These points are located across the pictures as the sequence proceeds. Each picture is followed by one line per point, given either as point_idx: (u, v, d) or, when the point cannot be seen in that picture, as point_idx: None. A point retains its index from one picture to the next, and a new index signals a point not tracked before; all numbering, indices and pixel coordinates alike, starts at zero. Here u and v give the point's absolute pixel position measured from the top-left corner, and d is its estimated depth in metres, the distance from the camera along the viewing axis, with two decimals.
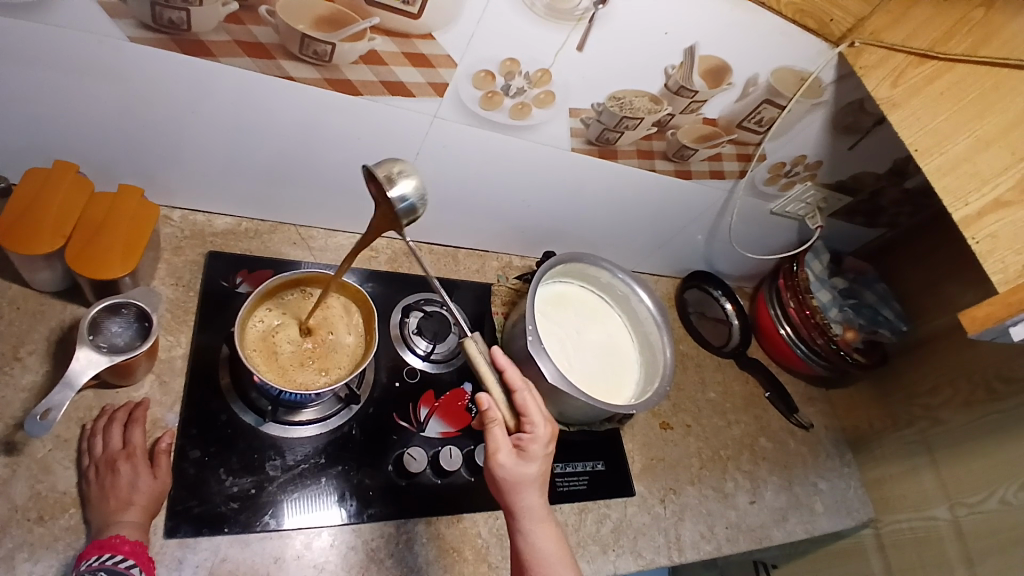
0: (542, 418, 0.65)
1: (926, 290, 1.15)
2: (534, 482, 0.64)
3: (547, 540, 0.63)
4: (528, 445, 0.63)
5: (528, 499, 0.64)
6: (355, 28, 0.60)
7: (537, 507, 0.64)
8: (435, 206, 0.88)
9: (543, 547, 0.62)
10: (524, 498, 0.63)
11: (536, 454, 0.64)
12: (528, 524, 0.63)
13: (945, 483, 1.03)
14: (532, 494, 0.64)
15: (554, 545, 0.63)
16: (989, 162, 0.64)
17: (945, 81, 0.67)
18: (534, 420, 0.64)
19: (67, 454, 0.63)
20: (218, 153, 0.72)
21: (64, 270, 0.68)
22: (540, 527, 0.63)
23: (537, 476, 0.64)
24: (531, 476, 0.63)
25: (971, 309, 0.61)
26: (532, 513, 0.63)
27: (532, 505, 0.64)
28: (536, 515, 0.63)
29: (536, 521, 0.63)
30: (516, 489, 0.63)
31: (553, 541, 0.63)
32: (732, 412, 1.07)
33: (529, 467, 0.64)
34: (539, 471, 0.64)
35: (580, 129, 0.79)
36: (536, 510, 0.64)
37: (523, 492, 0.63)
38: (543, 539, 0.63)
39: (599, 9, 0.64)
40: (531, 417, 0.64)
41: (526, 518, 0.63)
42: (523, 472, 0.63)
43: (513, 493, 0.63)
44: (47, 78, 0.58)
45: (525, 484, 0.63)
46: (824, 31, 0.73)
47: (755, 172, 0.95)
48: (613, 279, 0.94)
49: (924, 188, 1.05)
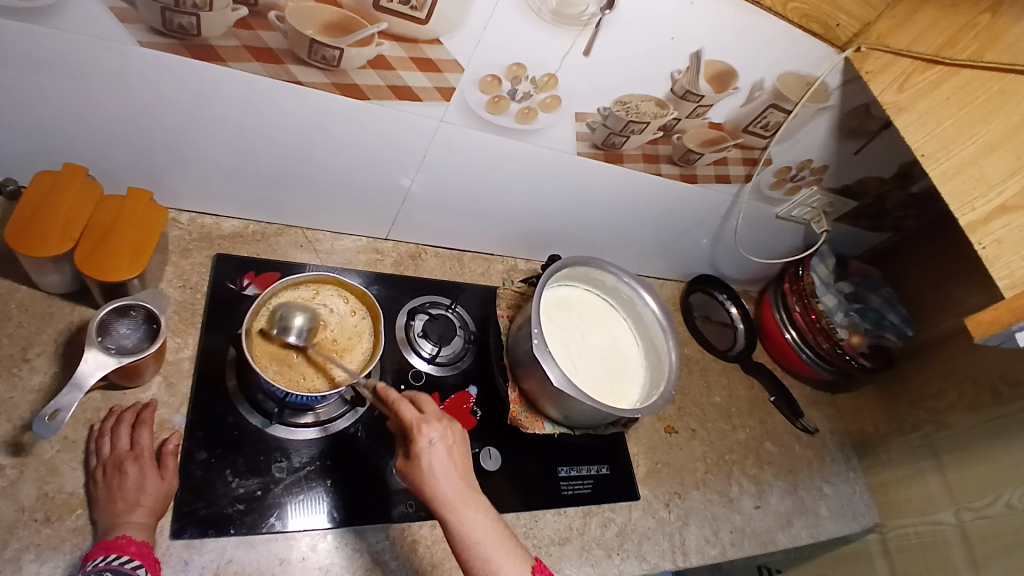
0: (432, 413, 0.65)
1: (933, 294, 1.15)
2: (439, 470, 0.61)
3: (478, 523, 0.60)
4: (424, 434, 0.63)
5: (447, 485, 0.61)
6: (363, 33, 0.61)
7: (460, 490, 0.61)
8: (441, 209, 0.88)
9: (473, 528, 0.59)
10: (443, 483, 0.61)
11: (441, 440, 0.63)
12: (454, 510, 0.60)
13: (950, 488, 1.02)
14: (449, 480, 0.61)
15: (485, 526, 0.60)
16: (995, 167, 0.63)
17: (950, 86, 0.67)
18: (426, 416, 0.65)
19: (75, 455, 0.63)
20: (226, 157, 0.72)
21: (73, 273, 0.68)
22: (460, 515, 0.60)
23: (447, 461, 0.62)
24: (440, 461, 0.62)
25: (976, 314, 0.62)
26: (456, 497, 0.60)
27: (451, 489, 0.61)
28: (457, 498, 0.60)
29: (459, 504, 0.60)
30: (426, 479, 0.61)
31: (483, 520, 0.60)
32: (736, 416, 1.07)
33: (437, 453, 0.62)
34: (451, 455, 0.63)
35: (585, 133, 0.79)
36: (456, 495, 0.60)
37: (440, 477, 0.61)
38: (472, 521, 0.60)
39: (605, 14, 0.64)
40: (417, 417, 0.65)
41: (448, 505, 0.60)
42: (427, 459, 0.62)
43: (428, 483, 0.61)
44: (57, 83, 0.59)
45: (437, 467, 0.61)
46: (830, 36, 0.74)
47: (761, 175, 0.95)
48: (618, 283, 0.94)
49: (930, 192, 1.05)
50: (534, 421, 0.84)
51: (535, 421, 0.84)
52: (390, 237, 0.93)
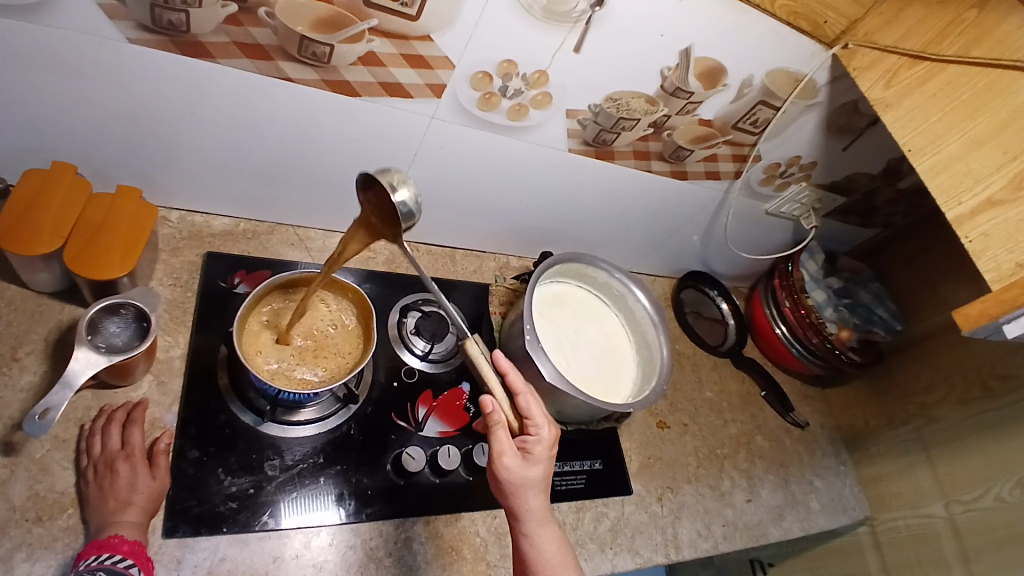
0: (544, 419, 0.66)
1: (920, 289, 1.16)
2: (541, 481, 0.65)
3: (550, 540, 0.63)
4: (537, 448, 0.65)
5: (536, 501, 0.64)
6: (353, 31, 0.60)
7: (543, 509, 0.64)
8: (432, 207, 0.88)
9: (546, 546, 0.63)
10: (530, 500, 0.64)
11: (541, 457, 0.65)
12: (533, 525, 0.63)
13: (940, 481, 1.04)
14: (540, 497, 0.64)
15: (556, 544, 0.64)
16: (982, 162, 0.64)
17: (937, 81, 0.68)
18: (537, 421, 0.66)
19: (66, 454, 0.63)
20: (216, 155, 0.72)
21: (63, 271, 0.68)
22: (547, 528, 0.64)
23: (542, 476, 0.65)
24: (537, 478, 0.64)
25: (964, 308, 0.62)
26: (540, 513, 0.64)
27: (537, 507, 0.64)
28: (540, 515, 0.64)
29: (541, 522, 0.64)
30: (525, 490, 0.63)
31: (555, 539, 0.64)
32: (728, 411, 1.07)
33: (534, 467, 0.64)
34: (543, 474, 0.65)
35: (576, 129, 0.79)
36: (542, 513, 0.64)
37: (530, 492, 0.64)
38: (546, 540, 0.63)
39: (595, 11, 0.64)
40: (535, 421, 0.66)
41: (532, 519, 0.63)
42: (532, 472, 0.64)
43: (524, 493, 0.64)
44: (45, 80, 0.58)
45: (532, 483, 0.64)
46: (818, 33, 0.74)
47: (750, 172, 0.96)
48: (610, 279, 0.94)
49: (917, 188, 1.06)
50: None
51: None
52: None
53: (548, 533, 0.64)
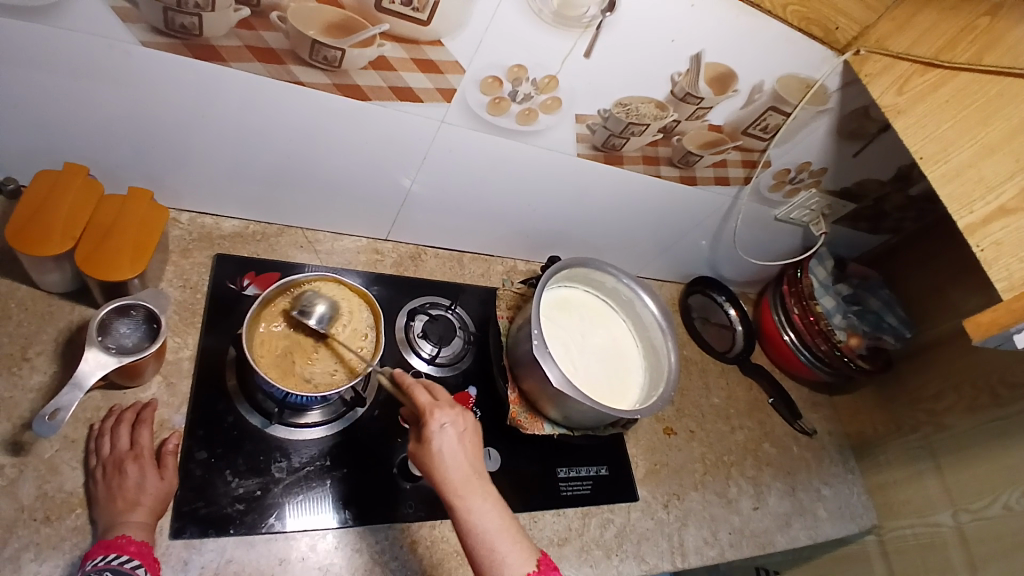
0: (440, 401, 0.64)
1: (930, 296, 1.15)
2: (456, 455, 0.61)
3: (483, 510, 0.59)
4: (435, 418, 0.62)
5: (454, 472, 0.60)
6: (364, 34, 0.61)
7: (465, 478, 0.60)
8: (441, 210, 0.88)
9: (476, 516, 0.58)
10: (445, 472, 0.60)
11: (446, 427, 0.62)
12: (458, 498, 0.59)
13: (949, 490, 1.03)
14: (456, 466, 0.61)
15: (489, 514, 0.59)
16: (993, 170, 0.63)
17: (950, 88, 0.67)
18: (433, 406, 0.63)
19: (75, 455, 0.63)
20: (226, 157, 0.72)
21: (74, 272, 0.68)
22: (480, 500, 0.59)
23: (452, 447, 0.61)
24: (444, 448, 0.61)
25: (975, 316, 0.62)
26: (461, 483, 0.60)
27: (456, 477, 0.60)
28: (463, 486, 0.60)
29: (465, 493, 0.59)
30: (434, 467, 0.60)
31: (487, 509, 0.59)
32: (735, 418, 1.07)
33: (439, 440, 0.61)
34: (452, 444, 0.62)
35: (586, 134, 0.79)
36: (464, 482, 0.60)
37: (442, 464, 0.60)
38: (476, 509, 0.59)
39: (605, 16, 0.64)
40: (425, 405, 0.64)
41: (453, 492, 0.59)
42: (434, 446, 0.61)
43: (436, 469, 0.60)
44: (57, 82, 0.59)
45: (442, 455, 0.61)
46: (829, 39, 0.74)
47: (760, 178, 0.95)
48: (618, 284, 0.94)
49: (928, 195, 1.05)
50: (533, 422, 0.83)
51: (535, 421, 0.84)
52: (390, 238, 0.93)
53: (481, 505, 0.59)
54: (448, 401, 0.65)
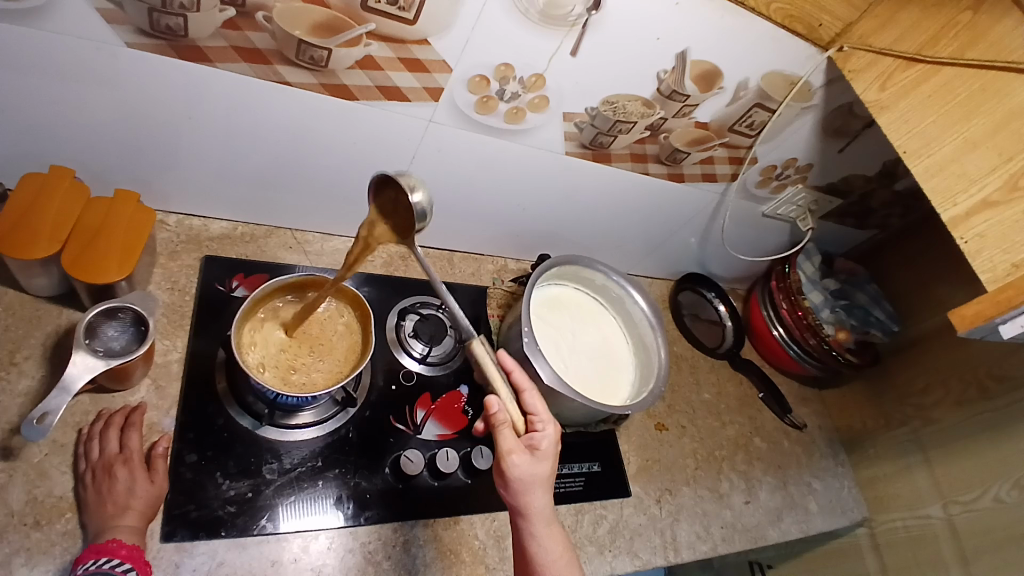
0: (548, 418, 0.67)
1: (916, 291, 1.17)
2: (546, 481, 0.65)
3: (554, 544, 0.64)
4: (540, 443, 0.66)
5: (541, 500, 0.64)
6: (350, 34, 0.61)
7: (548, 509, 0.64)
8: (430, 210, 0.88)
9: (551, 549, 0.63)
10: (534, 499, 0.64)
11: (544, 456, 0.65)
12: (538, 526, 0.64)
13: (938, 482, 1.04)
14: (544, 495, 0.65)
15: (560, 546, 0.64)
16: (976, 163, 0.65)
17: (932, 84, 0.68)
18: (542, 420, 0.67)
19: (64, 459, 0.63)
20: (214, 158, 0.72)
21: (61, 275, 0.68)
22: (554, 534, 0.64)
23: (546, 476, 0.65)
24: (542, 478, 0.65)
25: (960, 308, 0.63)
26: (545, 512, 0.64)
27: (541, 507, 0.64)
28: (545, 516, 0.64)
29: (546, 524, 0.64)
30: (527, 490, 0.64)
31: (559, 541, 0.64)
32: (726, 413, 1.08)
33: (541, 467, 0.65)
34: (547, 474, 0.65)
35: (574, 132, 0.79)
36: (546, 510, 0.64)
37: (530, 492, 0.64)
38: (550, 543, 0.63)
39: (591, 15, 0.64)
40: (539, 421, 0.67)
41: (537, 518, 0.64)
42: (537, 472, 0.64)
43: (528, 492, 0.64)
44: (42, 85, 0.58)
45: (536, 484, 0.64)
46: (814, 36, 0.75)
47: (747, 174, 0.96)
48: (608, 281, 0.94)
49: (913, 190, 1.06)
50: None
51: None
52: (380, 238, 0.93)
53: (554, 539, 0.64)
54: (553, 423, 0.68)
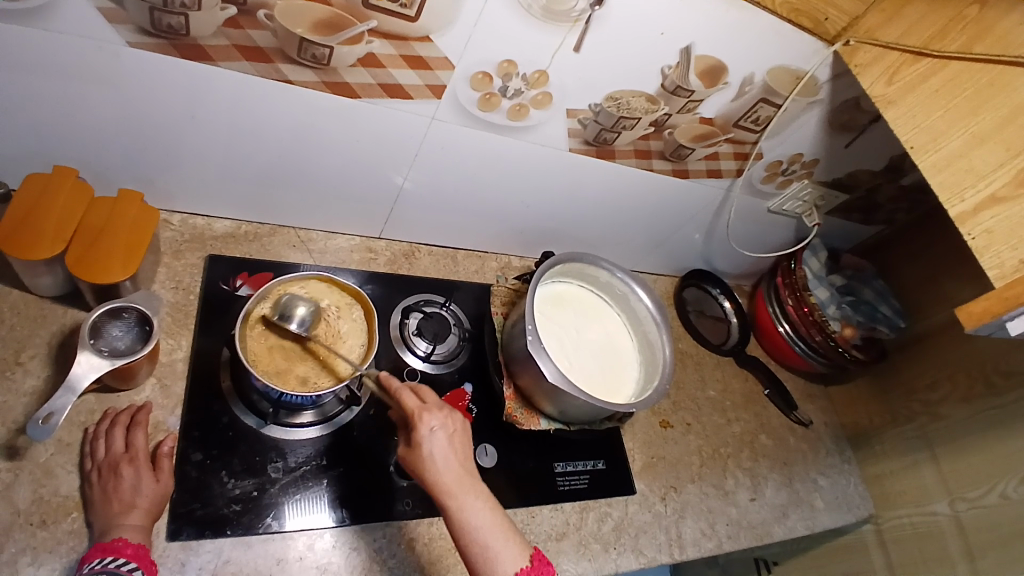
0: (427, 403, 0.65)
1: (923, 286, 1.16)
2: (441, 458, 0.62)
3: (472, 510, 0.60)
4: (424, 422, 0.63)
5: (448, 472, 0.61)
6: (352, 31, 0.60)
7: (456, 479, 0.61)
8: (434, 208, 0.88)
9: (466, 516, 0.60)
10: (438, 472, 0.61)
11: (439, 428, 0.64)
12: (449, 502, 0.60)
13: (944, 478, 1.03)
14: (450, 467, 0.62)
15: (480, 511, 0.60)
16: (984, 158, 0.64)
17: (939, 78, 0.68)
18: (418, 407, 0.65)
19: (69, 458, 0.63)
20: (216, 157, 0.72)
21: (65, 275, 0.68)
22: (474, 503, 0.61)
23: (445, 447, 0.63)
24: (438, 449, 0.62)
25: (968, 305, 0.62)
26: (455, 484, 0.61)
27: (451, 478, 0.61)
28: (455, 486, 0.61)
29: (458, 492, 0.61)
30: (427, 468, 0.61)
31: (478, 508, 0.60)
32: (731, 410, 1.07)
33: (435, 439, 0.63)
34: (446, 445, 0.63)
35: (577, 129, 0.79)
36: (455, 484, 0.61)
37: (433, 468, 0.61)
38: (467, 508, 0.60)
39: (595, 10, 0.64)
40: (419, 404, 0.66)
41: (447, 491, 0.60)
42: (428, 446, 0.62)
43: (430, 470, 0.61)
44: (45, 85, 0.58)
45: (435, 455, 0.62)
46: (820, 30, 0.74)
47: (752, 170, 0.95)
48: (612, 278, 0.94)
49: (920, 185, 1.05)
50: (529, 417, 0.83)
51: (531, 417, 0.84)
52: (383, 236, 0.93)
53: (475, 507, 0.60)
54: (436, 403, 0.66)
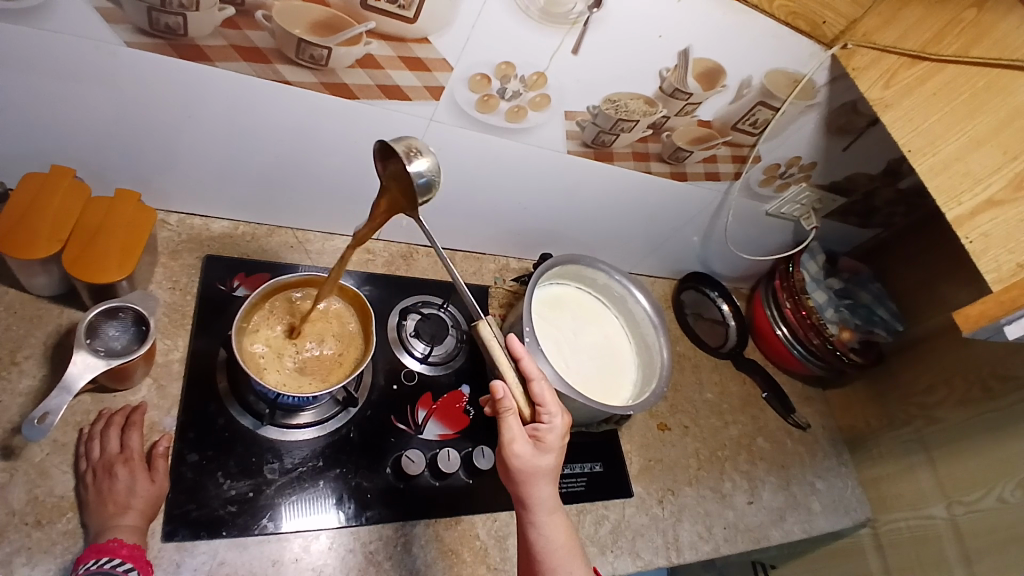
0: (557, 408, 0.66)
1: (920, 290, 1.16)
2: (550, 471, 0.66)
3: (557, 532, 0.66)
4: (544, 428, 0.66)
5: (546, 488, 0.66)
6: (351, 32, 0.60)
7: (551, 502, 0.66)
8: (431, 210, 0.88)
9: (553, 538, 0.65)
10: (536, 491, 0.66)
11: (550, 446, 0.66)
12: (538, 514, 0.66)
13: (942, 482, 1.03)
14: (548, 483, 0.66)
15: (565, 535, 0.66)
16: (981, 162, 0.64)
17: (936, 82, 0.68)
18: (550, 410, 0.66)
19: (65, 458, 0.63)
20: (215, 159, 0.72)
21: (61, 275, 0.68)
22: (559, 518, 0.66)
23: (550, 468, 0.66)
24: (542, 471, 0.65)
25: (964, 308, 0.62)
26: (547, 501, 0.66)
27: (546, 498, 0.66)
28: (548, 508, 0.66)
29: (547, 511, 0.66)
30: (531, 479, 0.65)
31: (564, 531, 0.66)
32: (728, 413, 1.07)
33: (541, 460, 0.65)
34: (551, 466, 0.66)
35: (575, 131, 0.79)
36: (550, 501, 0.66)
37: (538, 482, 0.65)
38: (553, 530, 0.66)
39: (593, 13, 0.64)
40: (546, 407, 0.65)
41: (541, 510, 0.66)
42: (543, 465, 0.65)
43: (532, 481, 0.65)
44: (43, 85, 0.58)
45: (542, 476, 0.65)
46: (818, 33, 0.74)
47: (750, 173, 0.96)
48: (610, 281, 0.94)
49: (917, 189, 1.06)
50: None
51: None
52: (381, 237, 0.93)
53: (558, 523, 0.66)
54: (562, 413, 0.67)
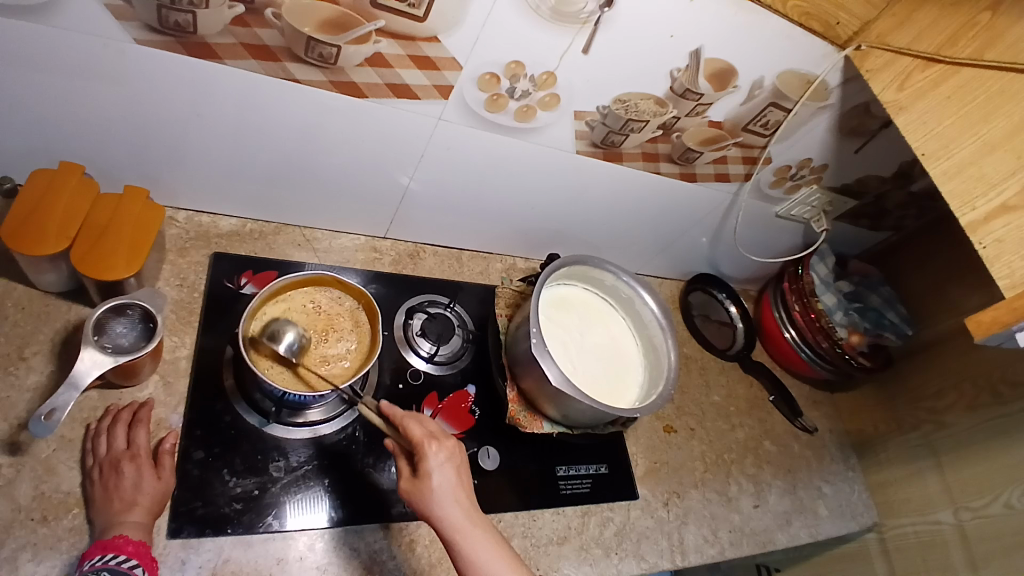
0: (429, 436, 0.64)
1: (931, 293, 1.15)
2: (451, 490, 0.61)
3: (483, 551, 0.59)
4: (428, 454, 0.62)
5: (452, 510, 0.60)
6: (360, 31, 0.60)
7: (463, 519, 0.60)
8: (439, 209, 0.88)
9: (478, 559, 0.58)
10: (442, 512, 0.60)
11: (439, 467, 0.62)
12: (456, 538, 0.59)
13: (950, 488, 1.02)
14: (453, 503, 0.61)
15: (493, 555, 0.59)
16: (996, 167, 0.63)
17: (951, 84, 0.67)
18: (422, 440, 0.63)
19: (72, 455, 0.63)
20: (223, 157, 0.72)
21: (70, 271, 0.68)
22: (481, 535, 0.60)
23: (448, 486, 0.61)
24: (438, 491, 0.61)
25: (976, 314, 0.61)
26: (461, 521, 0.60)
27: (455, 516, 0.60)
28: (460, 525, 0.60)
29: (465, 529, 0.59)
30: (431, 505, 0.60)
31: (490, 550, 0.59)
32: (735, 415, 1.06)
33: (430, 483, 0.61)
34: (447, 481, 0.61)
35: (584, 131, 0.78)
36: (462, 522, 0.60)
37: (439, 503, 0.60)
38: (476, 549, 0.59)
39: (604, 12, 0.64)
40: (420, 439, 0.63)
41: (453, 531, 0.59)
42: (432, 485, 0.61)
43: (433, 507, 0.60)
44: (52, 82, 0.58)
45: (439, 496, 0.61)
46: (831, 33, 0.73)
47: (760, 174, 0.95)
48: (617, 282, 0.94)
49: (929, 191, 1.04)
50: (532, 420, 0.83)
51: (534, 420, 0.83)
52: (388, 236, 0.93)
53: (482, 540, 0.59)
54: (443, 435, 0.65)
